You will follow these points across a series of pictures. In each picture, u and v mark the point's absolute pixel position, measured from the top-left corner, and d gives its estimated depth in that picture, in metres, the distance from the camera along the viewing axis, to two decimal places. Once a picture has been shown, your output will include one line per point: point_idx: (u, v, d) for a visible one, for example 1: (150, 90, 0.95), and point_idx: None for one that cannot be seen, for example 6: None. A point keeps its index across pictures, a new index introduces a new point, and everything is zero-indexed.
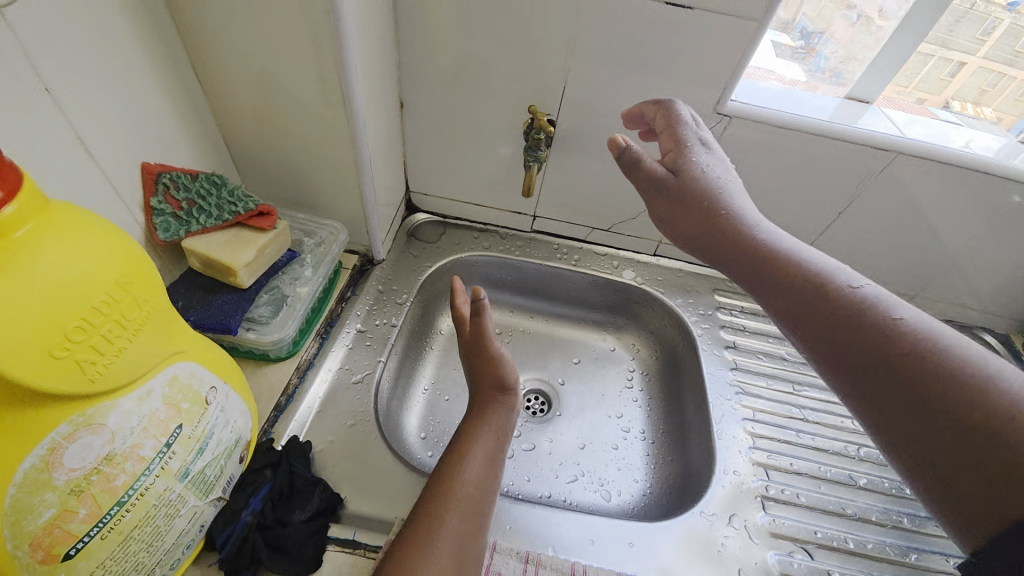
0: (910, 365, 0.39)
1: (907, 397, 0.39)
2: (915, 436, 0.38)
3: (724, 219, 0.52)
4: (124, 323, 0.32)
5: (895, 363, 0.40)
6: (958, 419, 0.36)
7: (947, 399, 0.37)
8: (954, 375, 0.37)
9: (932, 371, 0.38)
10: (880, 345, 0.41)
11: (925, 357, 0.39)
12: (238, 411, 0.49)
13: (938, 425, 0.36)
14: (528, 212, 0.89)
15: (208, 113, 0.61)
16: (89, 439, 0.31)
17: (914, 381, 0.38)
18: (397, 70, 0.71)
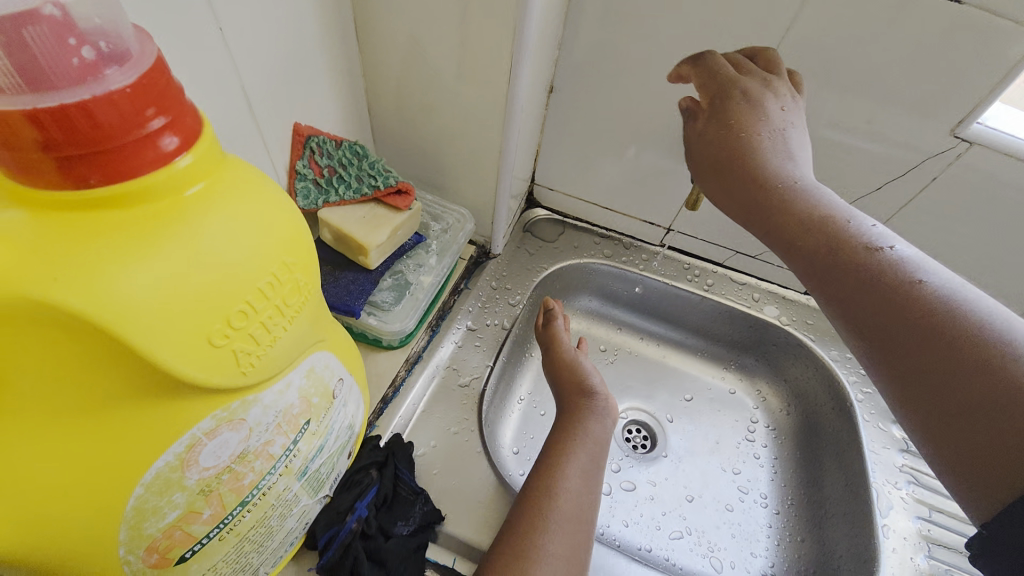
0: (949, 327, 0.31)
1: (896, 348, 0.32)
2: (921, 395, 0.31)
3: (744, 148, 0.44)
4: (282, 308, 0.27)
5: (908, 313, 0.32)
6: (976, 387, 0.29)
7: (960, 364, 0.30)
8: (974, 332, 0.30)
9: (970, 331, 0.30)
10: (899, 295, 0.33)
11: (945, 310, 0.31)
12: (355, 405, 0.44)
13: (944, 389, 0.30)
14: (663, 223, 0.79)
15: (359, 76, 0.56)
16: (227, 436, 0.27)
17: (915, 337, 0.32)
18: (557, 48, 0.63)
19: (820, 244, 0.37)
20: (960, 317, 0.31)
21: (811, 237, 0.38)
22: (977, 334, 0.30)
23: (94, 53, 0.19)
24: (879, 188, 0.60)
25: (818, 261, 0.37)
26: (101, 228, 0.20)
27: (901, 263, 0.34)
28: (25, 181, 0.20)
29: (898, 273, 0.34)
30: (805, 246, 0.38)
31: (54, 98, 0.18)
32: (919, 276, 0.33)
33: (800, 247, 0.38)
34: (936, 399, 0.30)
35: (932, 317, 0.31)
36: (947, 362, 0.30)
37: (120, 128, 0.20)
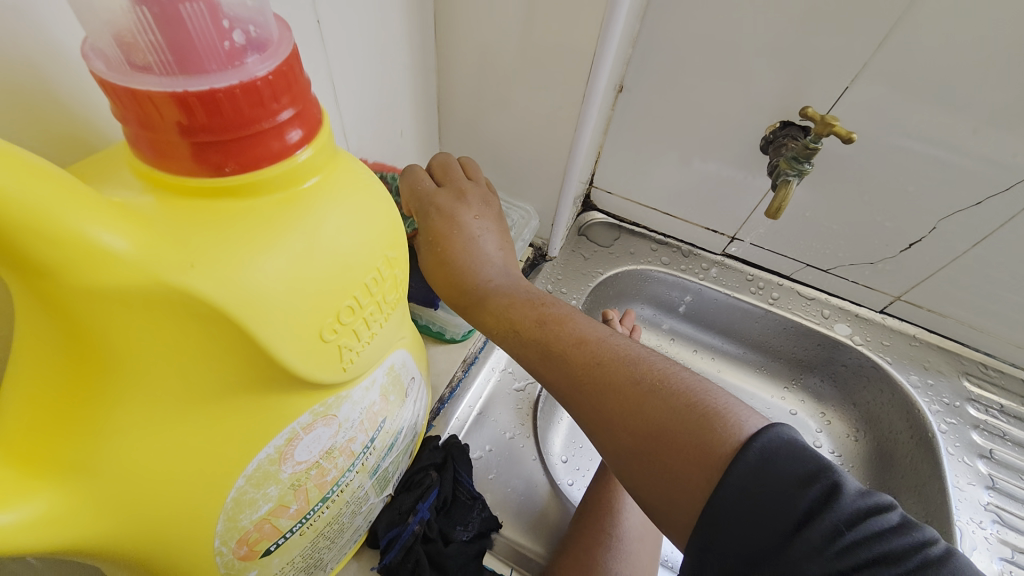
0: (626, 409, 0.31)
1: (645, 465, 0.30)
2: (663, 498, 0.29)
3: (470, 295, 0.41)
4: (382, 304, 0.27)
5: (622, 414, 0.31)
6: (691, 484, 0.28)
7: (666, 452, 0.29)
8: (676, 430, 0.29)
9: (678, 431, 0.29)
10: (599, 389, 0.33)
11: (636, 402, 0.31)
12: (421, 403, 0.43)
13: (668, 482, 0.29)
14: (727, 232, 0.76)
15: (431, 71, 0.56)
16: (319, 431, 0.26)
17: (629, 432, 0.31)
18: (631, 48, 0.61)
19: (601, 383, 0.33)
20: (648, 405, 0.31)
21: (550, 359, 0.36)
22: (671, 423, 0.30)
23: (242, 38, 0.19)
24: (978, 203, 0.57)
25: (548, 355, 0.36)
26: (230, 217, 0.20)
27: (630, 358, 0.34)
28: (160, 167, 0.19)
29: (602, 364, 0.34)
30: (568, 386, 0.35)
31: (205, 82, 0.18)
32: (642, 371, 0.33)
33: (554, 357, 0.36)
34: (664, 481, 0.29)
35: (643, 411, 0.31)
36: (661, 464, 0.29)
37: (258, 116, 0.19)
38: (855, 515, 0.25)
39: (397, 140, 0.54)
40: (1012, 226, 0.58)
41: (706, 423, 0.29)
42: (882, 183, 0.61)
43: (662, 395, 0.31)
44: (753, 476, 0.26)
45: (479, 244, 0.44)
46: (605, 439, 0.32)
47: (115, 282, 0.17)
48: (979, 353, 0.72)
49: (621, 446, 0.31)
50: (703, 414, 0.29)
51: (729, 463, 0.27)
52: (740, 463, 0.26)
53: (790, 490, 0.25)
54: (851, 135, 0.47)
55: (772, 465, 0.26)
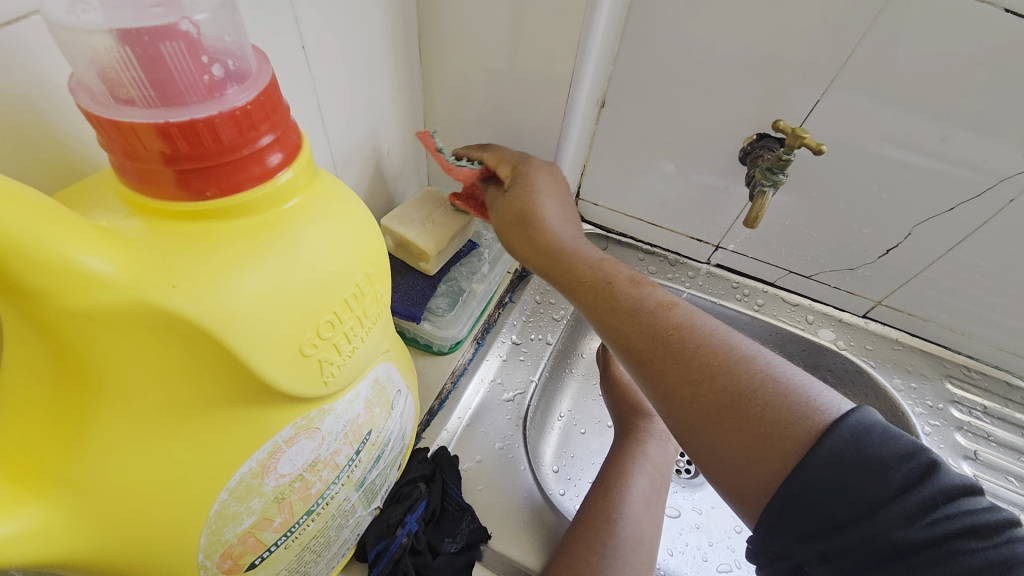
0: (705, 376, 0.34)
1: (722, 424, 0.33)
2: (734, 455, 0.32)
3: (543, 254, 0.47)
4: (363, 318, 0.28)
5: (702, 382, 0.34)
6: (776, 446, 0.30)
7: (745, 421, 0.32)
8: (764, 398, 0.32)
9: (767, 399, 0.32)
10: (675, 355, 0.36)
11: (718, 372, 0.34)
12: (408, 416, 0.44)
13: (743, 442, 0.32)
14: (712, 241, 0.77)
15: (418, 91, 0.58)
16: (302, 444, 0.27)
17: (706, 396, 0.34)
18: (611, 65, 0.63)
19: (684, 345, 0.36)
20: (731, 376, 0.34)
21: (631, 319, 0.40)
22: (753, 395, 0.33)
23: (222, 71, 0.20)
24: (951, 209, 0.59)
25: (621, 325, 0.40)
26: (212, 238, 0.21)
27: (718, 330, 0.37)
28: (144, 192, 0.20)
29: (687, 330, 0.37)
30: (644, 350, 0.38)
31: (185, 113, 0.19)
32: (732, 345, 0.36)
33: (642, 316, 0.39)
34: (735, 442, 0.32)
35: (724, 380, 0.34)
36: (739, 430, 0.32)
37: (238, 143, 0.20)
38: (949, 492, 0.28)
39: (385, 157, 0.55)
40: (986, 229, 0.60)
41: (791, 398, 0.32)
42: (858, 191, 0.63)
43: (750, 370, 0.34)
44: (850, 447, 0.29)
45: (554, 213, 0.49)
46: (674, 402, 0.35)
47: (97, 303, 0.18)
48: (962, 356, 0.73)
49: (699, 406, 0.34)
50: (795, 389, 0.32)
51: (824, 433, 0.29)
52: (837, 435, 0.29)
53: (887, 462, 0.28)
54: (820, 147, 0.49)
55: (865, 440, 0.29)
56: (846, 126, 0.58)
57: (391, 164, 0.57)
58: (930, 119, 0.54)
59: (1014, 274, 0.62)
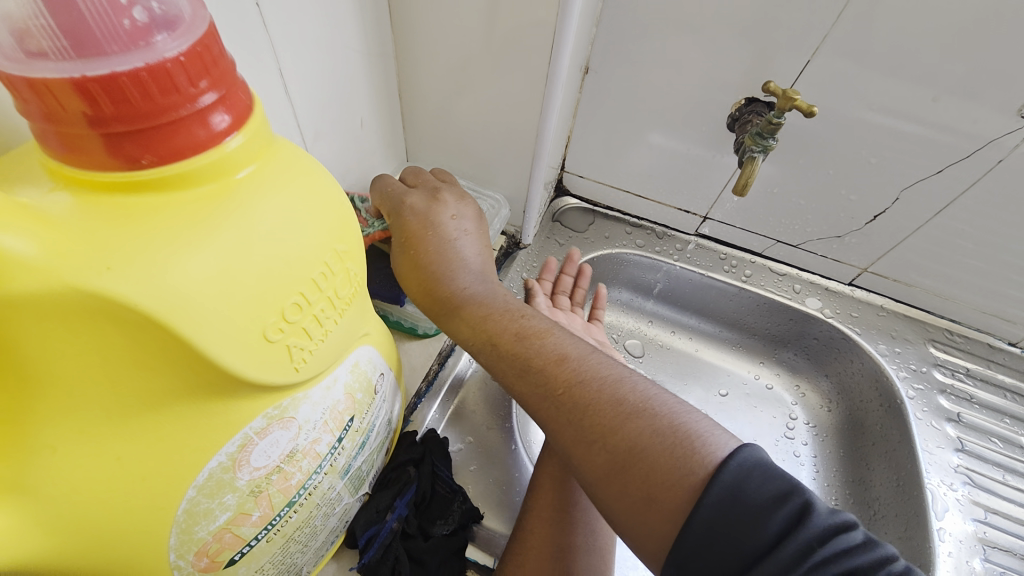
0: (597, 433, 0.32)
1: (614, 488, 0.31)
2: (632, 514, 0.30)
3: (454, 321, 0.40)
4: (335, 300, 0.26)
5: (594, 443, 0.32)
6: (664, 505, 0.28)
7: (634, 478, 0.30)
8: (648, 454, 0.30)
9: (654, 457, 0.29)
10: (570, 417, 0.33)
11: (608, 430, 0.31)
12: (394, 400, 0.43)
13: (636, 503, 0.30)
14: (700, 211, 0.76)
15: (390, 59, 0.54)
16: (278, 434, 0.26)
17: (596, 461, 0.31)
18: (594, 27, 0.60)
19: (575, 407, 0.33)
20: (619, 435, 0.31)
21: (521, 377, 0.36)
22: (644, 449, 0.30)
23: (146, 15, 0.17)
24: (939, 172, 0.59)
25: (519, 382, 0.36)
26: (152, 213, 0.18)
27: (610, 379, 0.34)
28: (72, 162, 0.18)
29: (578, 388, 0.33)
30: (538, 408, 0.35)
31: (106, 66, 0.16)
32: (620, 398, 0.32)
33: (532, 374, 0.35)
34: (625, 507, 0.30)
35: (609, 441, 0.31)
36: (630, 490, 0.30)
37: (174, 103, 0.18)
38: (825, 535, 0.25)
39: (358, 132, 0.53)
40: (972, 193, 0.59)
41: (675, 453, 0.29)
42: (847, 157, 0.61)
43: (636, 423, 0.31)
44: (730, 497, 0.27)
45: (459, 246, 0.42)
46: (574, 465, 0.33)
47: (25, 287, 0.16)
48: (945, 320, 0.74)
49: (593, 469, 0.32)
50: (682, 437, 0.30)
51: (704, 489, 0.27)
52: (714, 486, 0.27)
53: (760, 510, 0.26)
54: (811, 108, 0.47)
55: (744, 486, 0.27)
56: (836, 92, 0.56)
57: (364, 137, 0.54)
58: (919, 84, 0.53)
59: (998, 238, 0.62)
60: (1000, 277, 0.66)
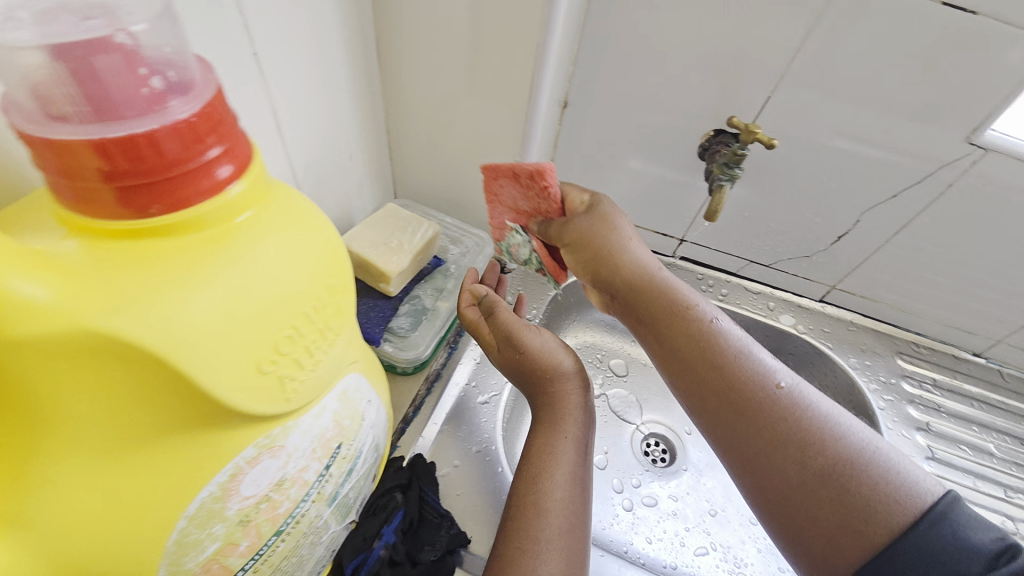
0: (779, 444, 0.37)
1: (765, 475, 0.37)
2: (826, 542, 0.34)
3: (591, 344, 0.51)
4: (326, 331, 0.27)
5: (744, 432, 0.38)
6: (859, 533, 0.33)
7: (843, 500, 0.34)
8: (855, 482, 0.34)
9: (854, 487, 0.34)
10: (744, 421, 0.39)
11: (814, 449, 0.36)
12: (381, 427, 0.43)
13: (838, 532, 0.34)
14: (677, 234, 0.79)
15: (378, 96, 0.57)
16: (268, 463, 0.26)
17: (752, 444, 0.38)
18: (571, 66, 0.64)
19: (760, 404, 0.38)
20: (823, 456, 0.36)
21: (714, 376, 0.41)
22: (845, 470, 0.35)
23: (163, 83, 0.20)
24: (895, 195, 0.63)
25: (719, 389, 0.40)
26: (155, 254, 0.20)
27: (755, 372, 0.40)
28: (81, 209, 0.19)
29: (780, 408, 0.38)
30: (696, 401, 0.41)
31: (123, 125, 0.19)
32: (795, 414, 0.38)
33: (727, 390, 0.40)
34: (785, 509, 0.36)
35: (794, 451, 0.36)
36: (838, 515, 0.34)
37: (185, 157, 0.20)
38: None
39: (347, 164, 0.54)
40: (925, 216, 0.63)
41: (883, 495, 0.33)
42: (810, 182, 0.66)
43: (829, 450, 0.36)
44: (946, 532, 0.31)
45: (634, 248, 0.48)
46: (762, 475, 0.37)
47: (33, 330, 0.17)
48: (911, 333, 0.78)
49: (778, 487, 0.36)
50: (855, 452, 0.36)
51: (914, 526, 0.32)
52: (921, 518, 0.32)
53: (977, 544, 0.30)
54: (772, 142, 0.50)
55: (958, 524, 0.31)
56: (797, 123, 0.60)
57: (351, 170, 0.56)
58: (874, 114, 0.57)
59: (954, 257, 0.66)
60: (958, 291, 0.70)
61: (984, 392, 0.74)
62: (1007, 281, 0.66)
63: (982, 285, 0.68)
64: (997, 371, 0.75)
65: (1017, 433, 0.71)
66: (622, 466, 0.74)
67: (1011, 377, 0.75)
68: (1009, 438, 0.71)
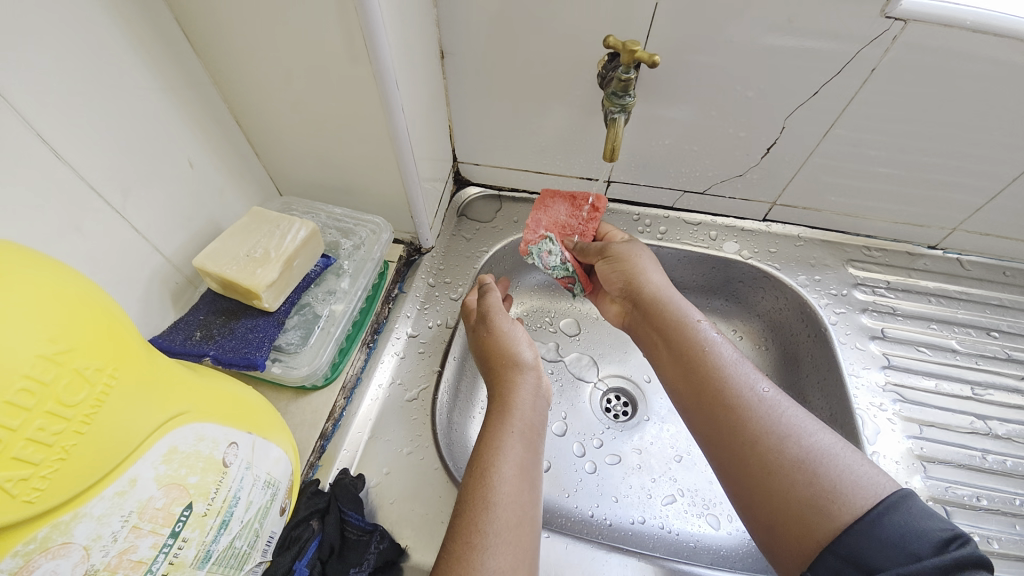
0: (773, 438, 0.37)
1: (739, 473, 0.37)
2: (790, 529, 0.34)
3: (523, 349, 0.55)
4: (64, 411, 0.22)
5: (721, 430, 0.39)
6: (833, 517, 0.32)
7: (815, 492, 0.34)
8: (820, 477, 0.34)
9: (801, 478, 0.35)
10: (731, 412, 0.39)
11: (791, 435, 0.37)
12: (272, 460, 0.39)
13: (803, 516, 0.34)
14: (602, 176, 0.73)
15: (210, 86, 0.49)
16: (53, 565, 0.23)
17: (724, 446, 0.39)
18: (434, 9, 0.56)
19: (736, 400, 0.40)
20: (794, 445, 0.36)
21: (715, 377, 0.42)
22: (820, 467, 0.35)
23: None
24: (816, 92, 0.57)
25: (708, 377, 0.42)
26: None
27: (739, 373, 0.42)
28: None
29: (768, 414, 0.38)
30: (698, 390, 0.42)
31: None
32: (775, 414, 0.38)
33: (712, 382, 0.42)
34: (758, 502, 0.36)
35: (757, 453, 0.37)
36: (796, 496, 0.34)
37: None
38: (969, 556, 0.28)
39: (189, 173, 0.48)
40: (851, 109, 0.58)
41: (846, 488, 0.33)
42: (723, 94, 0.59)
43: (794, 444, 0.36)
44: (907, 519, 0.31)
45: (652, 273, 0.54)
46: (738, 461, 0.38)
47: None
48: (861, 237, 0.74)
49: (762, 467, 0.36)
50: (862, 484, 0.33)
51: (860, 520, 0.32)
52: (899, 506, 0.32)
53: (925, 530, 0.30)
54: (654, 58, 0.43)
55: (916, 518, 0.31)
56: (690, 29, 0.54)
57: (201, 178, 0.50)
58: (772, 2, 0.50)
59: (889, 149, 0.61)
60: (904, 182, 0.65)
61: (943, 287, 0.71)
62: (949, 165, 0.61)
63: (928, 173, 0.63)
64: (955, 261, 0.72)
65: (980, 324, 0.69)
66: (581, 428, 0.70)
67: (970, 265, 0.72)
68: (970, 330, 0.68)
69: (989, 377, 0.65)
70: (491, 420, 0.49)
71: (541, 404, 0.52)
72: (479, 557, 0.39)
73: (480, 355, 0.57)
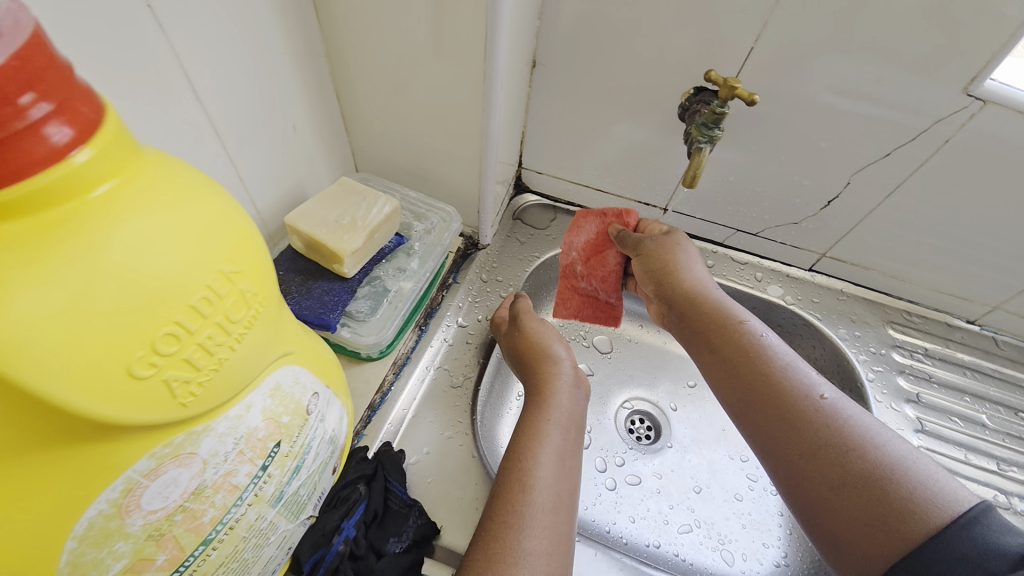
0: (840, 447, 0.38)
1: (799, 480, 0.39)
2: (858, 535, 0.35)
3: (552, 350, 0.56)
4: (227, 327, 0.24)
5: (778, 436, 0.41)
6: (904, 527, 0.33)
7: (887, 500, 0.35)
8: (892, 487, 0.35)
9: (871, 494, 0.35)
10: (798, 423, 0.40)
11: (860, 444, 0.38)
12: (337, 418, 0.40)
13: (873, 526, 0.34)
14: (660, 203, 0.75)
15: (323, 60, 0.52)
16: (176, 473, 0.24)
17: (782, 453, 0.41)
18: (537, 20, 0.59)
19: (806, 404, 0.41)
20: (863, 455, 0.37)
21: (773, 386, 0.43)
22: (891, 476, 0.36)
23: None
24: (887, 154, 0.59)
25: (769, 387, 0.43)
26: None
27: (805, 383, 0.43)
28: None
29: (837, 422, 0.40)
30: (757, 397, 0.43)
31: None
32: (838, 423, 0.39)
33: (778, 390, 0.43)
34: (826, 513, 0.37)
35: (820, 462, 0.38)
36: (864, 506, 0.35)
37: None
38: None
39: (291, 135, 0.51)
40: (917, 176, 0.60)
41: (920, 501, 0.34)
42: (797, 142, 0.61)
43: (862, 457, 0.37)
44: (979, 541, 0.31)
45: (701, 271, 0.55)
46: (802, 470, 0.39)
47: None
48: (903, 301, 0.75)
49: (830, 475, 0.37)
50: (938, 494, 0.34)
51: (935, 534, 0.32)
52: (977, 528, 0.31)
53: (999, 544, 0.30)
54: (752, 96, 0.46)
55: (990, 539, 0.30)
56: (778, 78, 0.56)
57: (300, 143, 0.52)
58: (864, 64, 0.52)
59: (943, 219, 0.63)
60: (955, 253, 0.66)
61: (978, 361, 0.72)
62: (1003, 245, 0.63)
63: (981, 248, 0.64)
64: (991, 338, 0.73)
65: (1010, 403, 0.69)
66: (606, 445, 0.71)
67: (1005, 344, 0.73)
68: (1000, 407, 0.69)
69: (1015, 456, 0.65)
70: (530, 412, 0.50)
71: (581, 400, 0.53)
72: (518, 539, 0.39)
73: (510, 355, 0.58)
